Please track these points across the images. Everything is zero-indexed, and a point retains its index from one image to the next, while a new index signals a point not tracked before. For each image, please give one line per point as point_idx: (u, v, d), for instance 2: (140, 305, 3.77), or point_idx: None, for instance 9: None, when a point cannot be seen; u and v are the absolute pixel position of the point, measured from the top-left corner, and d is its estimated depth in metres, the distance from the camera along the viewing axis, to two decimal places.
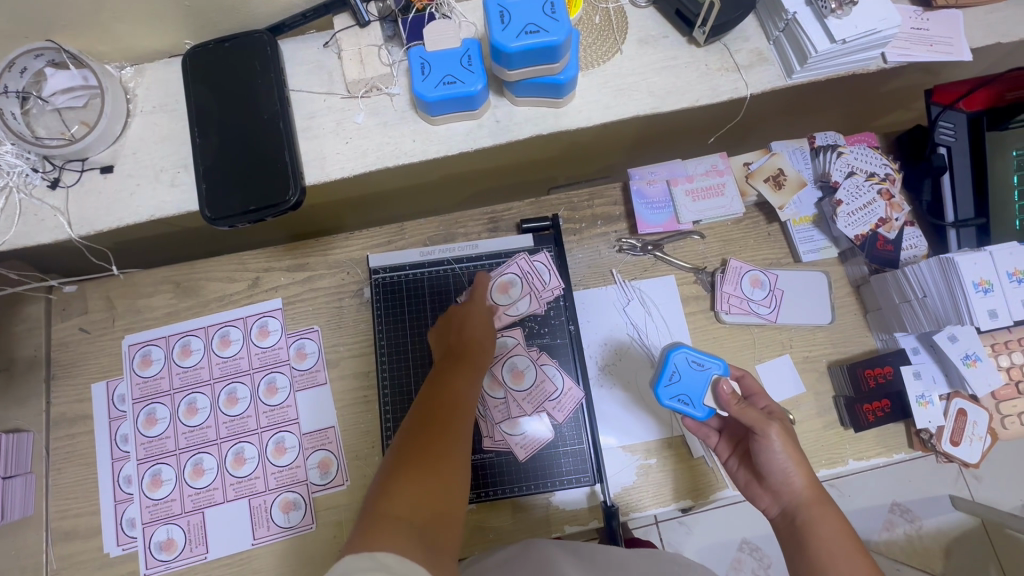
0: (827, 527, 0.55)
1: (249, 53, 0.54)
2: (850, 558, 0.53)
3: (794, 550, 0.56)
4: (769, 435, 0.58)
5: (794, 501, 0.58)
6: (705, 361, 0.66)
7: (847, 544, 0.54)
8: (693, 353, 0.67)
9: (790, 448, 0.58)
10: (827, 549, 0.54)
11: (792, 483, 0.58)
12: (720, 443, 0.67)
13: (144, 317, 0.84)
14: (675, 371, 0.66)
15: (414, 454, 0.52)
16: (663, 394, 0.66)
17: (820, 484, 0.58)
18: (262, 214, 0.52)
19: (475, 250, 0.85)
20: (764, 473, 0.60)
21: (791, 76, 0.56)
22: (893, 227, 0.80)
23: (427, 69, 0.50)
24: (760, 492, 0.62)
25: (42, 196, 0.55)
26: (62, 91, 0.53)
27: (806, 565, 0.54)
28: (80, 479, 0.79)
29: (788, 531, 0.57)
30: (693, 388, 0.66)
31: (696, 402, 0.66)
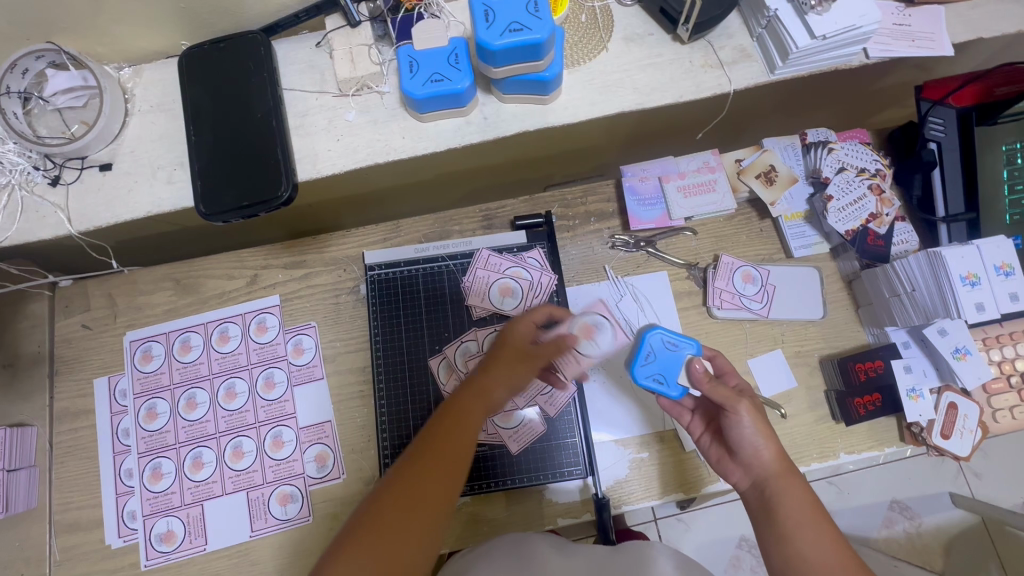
0: (793, 497, 0.59)
1: (243, 53, 0.55)
2: (815, 525, 0.57)
3: (762, 518, 0.60)
4: (739, 412, 0.61)
5: (763, 473, 0.61)
6: (678, 341, 0.70)
7: (811, 511, 0.58)
8: (668, 334, 0.70)
9: (758, 424, 0.61)
10: (794, 516, 0.58)
11: (761, 456, 0.61)
12: (694, 420, 0.71)
13: (145, 314, 0.85)
14: (650, 352, 0.69)
15: (377, 520, 0.52)
16: (639, 374, 0.69)
17: (787, 456, 0.62)
18: (255, 210, 0.53)
19: (469, 247, 0.86)
20: (734, 448, 0.64)
21: (773, 71, 0.57)
22: (883, 222, 0.81)
23: (415, 67, 0.52)
24: (732, 466, 0.65)
25: (42, 193, 0.56)
26: (64, 91, 0.55)
27: (775, 532, 0.58)
28: (83, 472, 0.81)
29: (757, 501, 0.61)
30: (667, 368, 0.69)
31: (670, 381, 0.69)
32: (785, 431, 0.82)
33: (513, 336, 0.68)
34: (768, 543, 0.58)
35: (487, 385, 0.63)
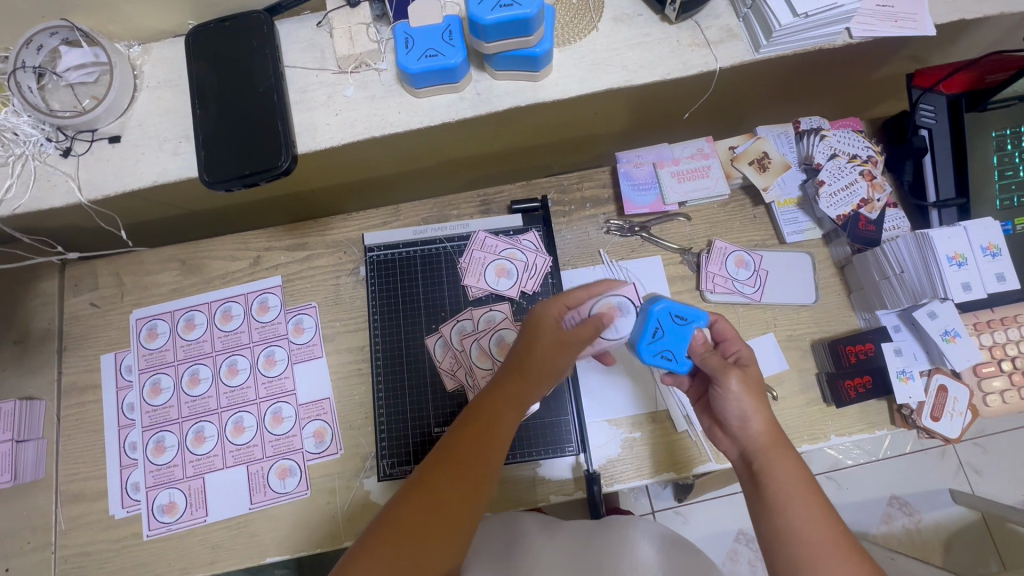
0: (781, 469, 0.58)
1: (247, 31, 0.57)
2: (804, 498, 0.56)
3: (750, 488, 0.60)
4: (726, 383, 0.62)
5: (752, 445, 0.61)
6: (685, 315, 0.71)
7: (800, 485, 0.57)
8: (674, 308, 0.71)
9: (747, 395, 0.62)
10: (781, 489, 0.57)
11: (749, 428, 0.61)
12: (691, 387, 0.73)
13: (151, 293, 0.88)
14: (658, 328, 0.71)
15: (400, 529, 0.53)
16: (644, 350, 0.71)
17: (778, 428, 0.61)
18: (256, 178, 0.55)
19: (466, 230, 0.88)
20: (724, 420, 0.64)
21: (758, 49, 0.59)
22: (874, 208, 0.82)
23: (410, 43, 0.54)
24: (721, 435, 0.66)
25: (54, 163, 0.59)
26: (75, 68, 0.58)
27: (762, 504, 0.57)
28: (89, 444, 0.83)
29: (745, 472, 0.61)
30: (674, 343, 0.71)
31: (677, 356, 0.71)
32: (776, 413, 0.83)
33: (545, 331, 0.67)
34: (755, 515, 0.58)
35: (517, 390, 0.64)
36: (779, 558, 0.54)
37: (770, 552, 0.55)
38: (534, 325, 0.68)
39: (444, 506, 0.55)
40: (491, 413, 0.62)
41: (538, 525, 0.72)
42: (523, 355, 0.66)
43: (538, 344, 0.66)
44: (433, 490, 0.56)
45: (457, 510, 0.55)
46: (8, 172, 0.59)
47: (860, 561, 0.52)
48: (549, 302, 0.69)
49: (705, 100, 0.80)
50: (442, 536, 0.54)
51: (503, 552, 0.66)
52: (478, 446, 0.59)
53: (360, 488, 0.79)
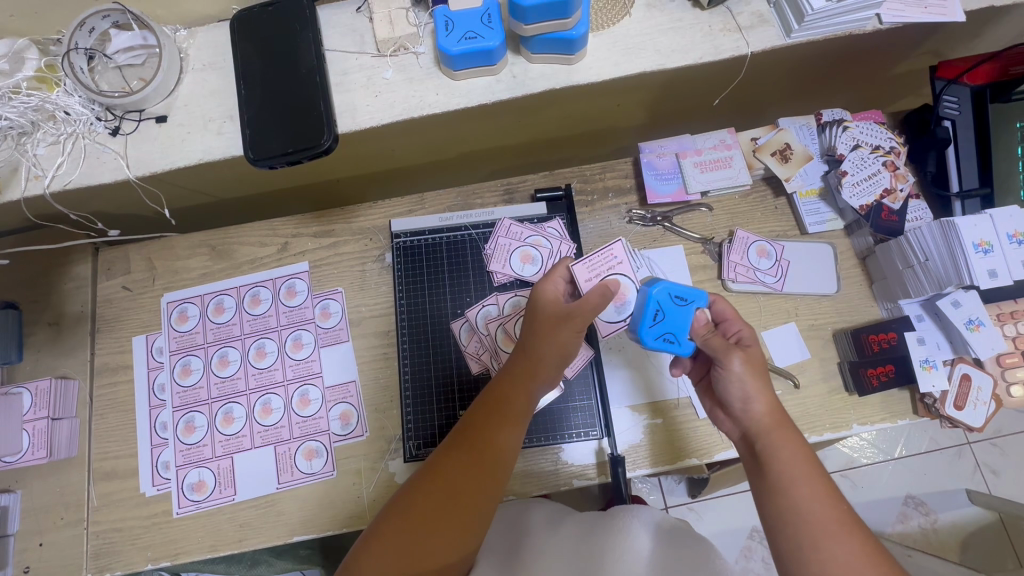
0: (785, 449, 0.58)
1: (290, 15, 0.59)
2: (806, 477, 0.56)
3: (754, 470, 0.59)
4: (728, 363, 0.64)
5: (755, 425, 0.61)
6: (684, 297, 0.72)
7: (803, 465, 0.57)
8: (672, 288, 0.72)
9: (748, 375, 0.63)
10: (785, 468, 0.57)
11: (752, 409, 0.62)
12: (693, 370, 0.74)
13: (182, 277, 0.90)
14: (657, 310, 0.72)
15: (413, 505, 0.57)
16: (646, 334, 0.72)
17: (781, 410, 0.61)
18: (299, 155, 0.57)
19: (491, 217, 0.89)
20: (727, 402, 0.65)
21: (788, 35, 0.60)
22: (897, 198, 0.82)
23: (450, 26, 0.55)
24: (724, 419, 0.66)
25: (104, 142, 0.61)
26: (124, 50, 0.60)
27: (764, 484, 0.57)
28: (121, 424, 0.85)
29: (749, 454, 0.61)
30: (674, 325, 0.72)
31: (680, 339, 0.71)
32: (797, 402, 0.83)
33: (542, 310, 0.71)
34: (759, 496, 0.57)
35: (524, 373, 0.67)
36: (782, 537, 0.54)
37: (772, 531, 0.55)
38: (536, 307, 0.71)
39: (454, 483, 0.59)
40: (501, 393, 0.66)
41: (544, 521, 0.69)
42: (528, 337, 0.70)
43: (539, 324, 0.69)
44: (441, 470, 0.60)
45: (470, 488, 0.59)
46: (60, 150, 0.61)
47: (865, 540, 0.51)
48: (545, 281, 0.73)
49: (728, 91, 0.80)
50: (454, 510, 0.57)
51: (508, 553, 0.63)
52: (489, 425, 0.63)
53: (384, 470, 0.80)
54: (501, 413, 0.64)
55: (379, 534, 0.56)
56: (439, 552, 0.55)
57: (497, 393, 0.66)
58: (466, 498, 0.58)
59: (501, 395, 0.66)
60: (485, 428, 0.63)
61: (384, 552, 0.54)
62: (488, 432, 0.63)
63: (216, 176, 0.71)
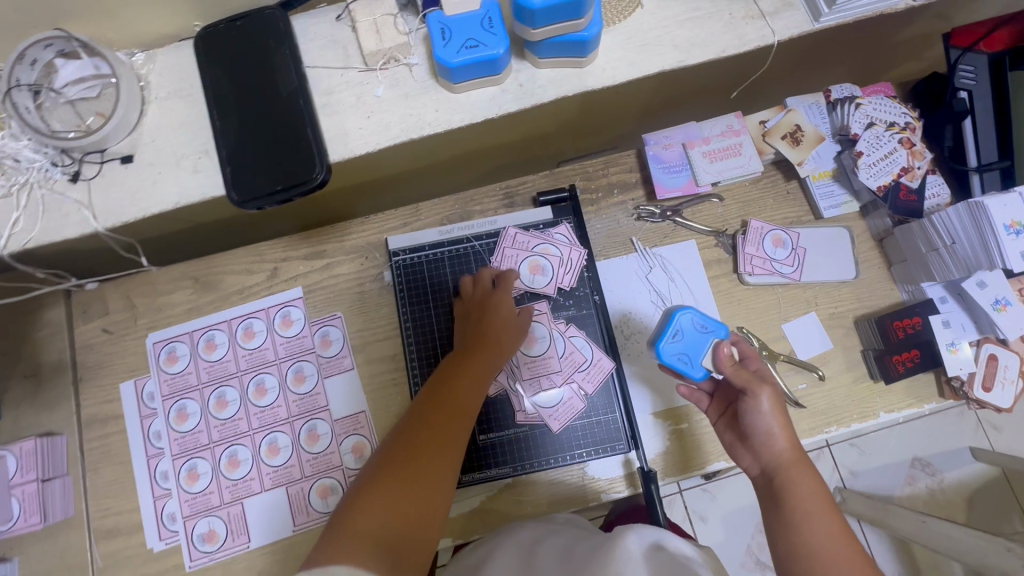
0: (803, 487, 0.56)
1: (262, 31, 0.53)
2: (824, 516, 0.55)
3: (769, 505, 0.58)
4: (758, 397, 0.60)
5: (774, 462, 0.59)
6: (708, 325, 0.69)
7: (821, 502, 0.55)
8: (699, 316, 0.69)
9: (776, 413, 0.60)
10: (804, 505, 0.55)
11: (774, 446, 0.59)
12: (710, 405, 0.69)
13: (166, 314, 0.83)
14: (678, 331, 0.69)
15: (389, 470, 0.55)
16: (663, 351, 0.69)
17: (803, 448, 0.59)
18: (289, 192, 0.52)
19: (494, 227, 0.84)
20: (747, 434, 0.62)
21: (818, 19, 0.55)
22: (915, 176, 0.79)
23: (447, 34, 0.49)
24: (743, 451, 0.63)
25: (63, 190, 0.55)
26: (74, 82, 0.53)
27: (781, 522, 0.56)
28: (117, 478, 0.80)
29: (764, 490, 0.59)
30: (693, 348, 0.69)
31: (694, 363, 0.68)
32: (824, 393, 0.81)
33: (502, 295, 0.76)
34: (774, 530, 0.56)
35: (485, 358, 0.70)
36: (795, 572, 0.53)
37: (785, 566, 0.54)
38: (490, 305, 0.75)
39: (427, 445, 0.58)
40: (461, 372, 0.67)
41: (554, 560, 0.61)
42: (487, 327, 0.73)
43: (497, 306, 0.75)
44: (424, 427, 0.60)
45: (441, 449, 0.58)
46: (13, 204, 0.55)
47: None
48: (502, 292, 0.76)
49: (748, 81, 0.80)
50: (436, 456, 0.57)
51: None
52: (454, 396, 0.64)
53: None
54: (467, 374, 0.67)
55: (364, 498, 0.53)
56: (433, 499, 0.55)
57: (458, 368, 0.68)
58: (442, 453, 0.58)
59: (470, 363, 0.68)
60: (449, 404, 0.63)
61: (374, 514, 0.52)
62: (449, 389, 0.65)
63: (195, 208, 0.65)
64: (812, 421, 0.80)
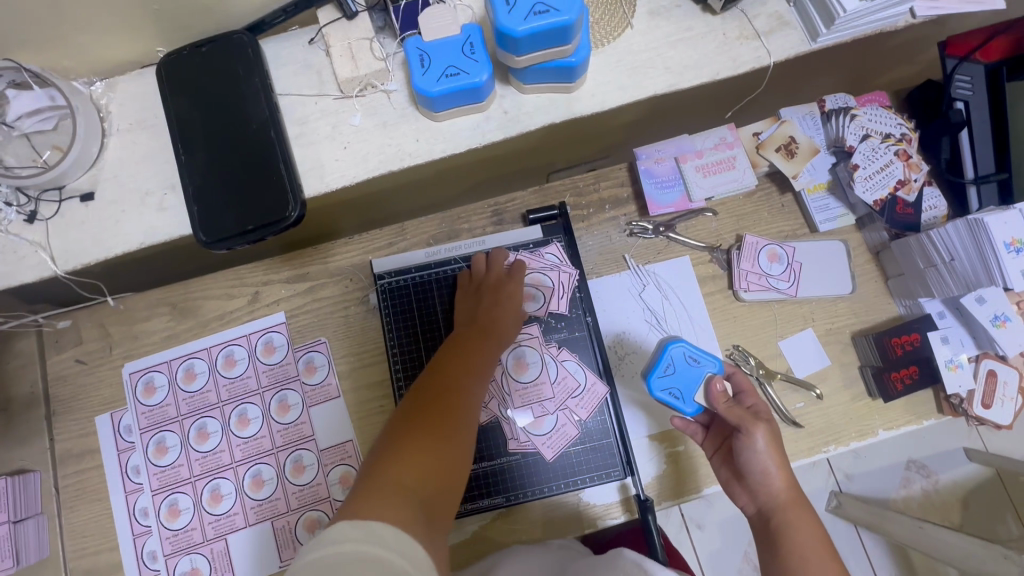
0: (800, 527, 0.58)
1: (229, 58, 0.51)
2: (822, 558, 0.55)
3: (767, 546, 0.58)
4: (753, 434, 0.62)
5: (771, 501, 0.60)
6: (699, 359, 0.75)
7: (817, 544, 0.56)
8: (690, 350, 0.76)
9: (771, 451, 0.62)
10: (801, 548, 0.56)
11: (770, 484, 0.61)
12: (706, 441, 0.70)
13: (142, 343, 0.80)
14: (670, 363, 0.75)
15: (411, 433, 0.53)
16: (655, 385, 0.75)
17: (797, 488, 0.61)
18: (263, 232, 0.50)
19: (482, 247, 0.82)
20: (744, 471, 0.63)
21: (816, 39, 0.55)
22: (912, 189, 0.77)
23: (426, 61, 0.48)
24: (739, 490, 0.64)
25: (19, 231, 0.53)
26: (29, 114, 0.50)
27: (777, 562, 0.56)
28: (94, 515, 0.77)
29: (762, 531, 0.60)
30: (685, 382, 0.74)
31: (686, 397, 0.74)
32: (822, 412, 0.80)
33: (514, 284, 0.76)
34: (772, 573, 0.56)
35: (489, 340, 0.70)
36: None
37: None
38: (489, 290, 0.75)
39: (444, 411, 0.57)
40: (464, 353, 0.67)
41: None
42: (490, 313, 0.73)
43: (510, 296, 0.75)
44: (435, 398, 0.58)
45: (458, 415, 0.57)
46: None
47: None
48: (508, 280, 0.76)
49: (745, 102, 0.76)
50: (458, 426, 0.56)
51: None
52: (462, 372, 0.63)
53: None
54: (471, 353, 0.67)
55: (387, 459, 0.50)
56: (457, 462, 0.53)
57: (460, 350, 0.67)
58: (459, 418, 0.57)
59: (472, 345, 0.68)
60: (457, 379, 0.62)
61: (403, 474, 0.49)
62: (463, 370, 0.64)
63: (176, 252, 0.63)
64: (809, 441, 0.79)
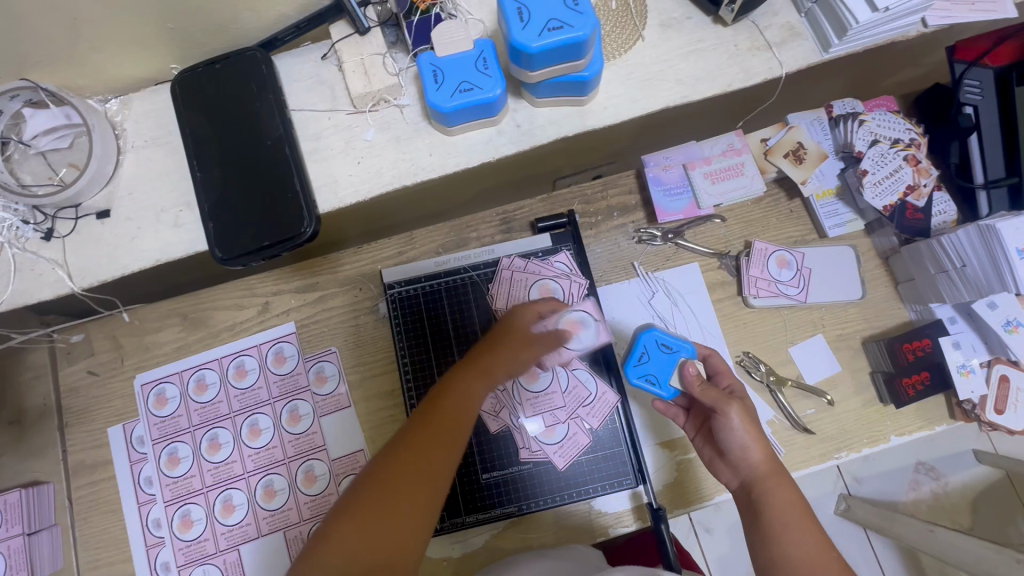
0: (779, 497, 0.56)
1: (243, 73, 0.52)
2: (800, 527, 0.54)
3: (748, 519, 0.57)
4: (727, 412, 0.61)
5: (750, 474, 0.59)
6: (672, 345, 0.73)
7: (797, 513, 0.55)
8: (661, 337, 0.73)
9: (746, 426, 0.60)
10: (779, 516, 0.55)
11: (749, 457, 0.60)
12: (687, 421, 0.70)
13: (154, 353, 0.80)
14: (644, 352, 0.73)
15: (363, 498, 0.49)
16: (632, 373, 0.74)
17: (777, 459, 0.60)
18: (278, 249, 0.51)
19: (491, 256, 0.82)
20: (724, 449, 0.62)
21: (828, 50, 0.55)
22: (922, 194, 0.77)
23: (439, 77, 0.49)
24: (722, 467, 0.63)
25: (36, 249, 0.53)
26: (45, 133, 0.52)
27: (758, 534, 0.55)
28: (108, 526, 0.77)
29: (742, 504, 0.59)
30: (661, 369, 0.73)
31: (663, 383, 0.72)
32: (833, 418, 0.80)
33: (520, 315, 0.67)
34: (752, 545, 0.55)
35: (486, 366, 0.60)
36: None
37: None
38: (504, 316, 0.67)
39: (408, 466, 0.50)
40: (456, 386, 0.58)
41: None
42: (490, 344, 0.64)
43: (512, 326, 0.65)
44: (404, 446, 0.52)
45: (422, 473, 0.50)
46: None
47: None
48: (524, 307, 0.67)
49: (757, 112, 0.77)
50: (417, 487, 0.49)
51: None
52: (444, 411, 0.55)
53: None
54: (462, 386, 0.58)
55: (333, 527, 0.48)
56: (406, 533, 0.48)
57: (454, 382, 0.59)
58: (421, 477, 0.50)
59: (468, 375, 0.59)
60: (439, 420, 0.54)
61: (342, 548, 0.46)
62: (444, 412, 0.55)
63: (192, 266, 0.64)
64: (820, 447, 0.79)
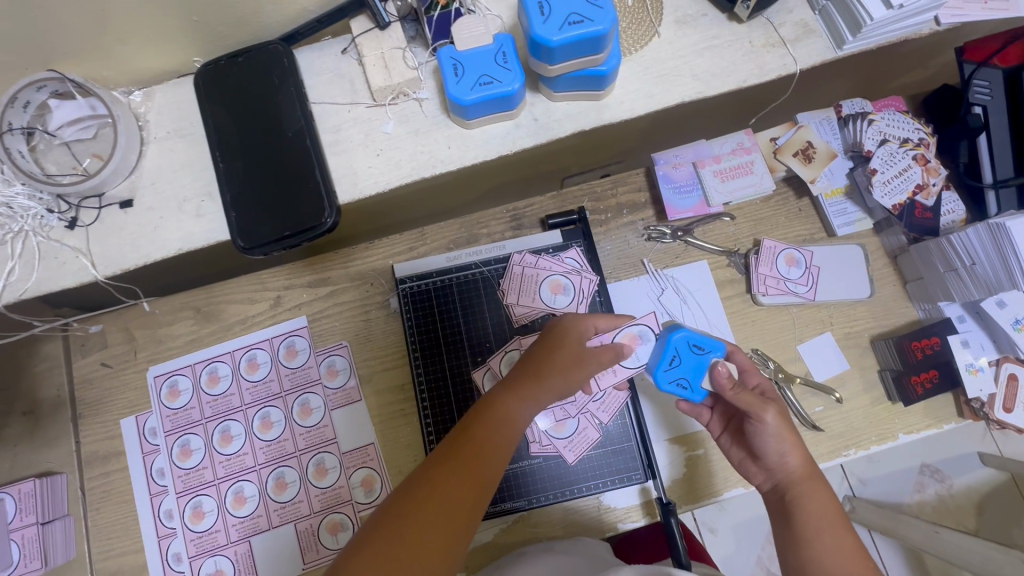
0: (814, 502, 0.57)
1: (266, 66, 0.53)
2: (835, 530, 0.55)
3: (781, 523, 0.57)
4: (764, 417, 0.60)
5: (786, 477, 0.59)
6: (705, 346, 0.68)
7: (832, 518, 0.55)
8: (693, 337, 0.69)
9: (783, 429, 0.59)
10: (814, 522, 0.55)
11: (785, 462, 0.59)
12: (713, 419, 0.70)
13: (166, 346, 0.81)
14: (675, 355, 0.69)
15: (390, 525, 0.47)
16: (662, 378, 0.69)
17: (813, 464, 0.60)
18: (297, 240, 0.51)
19: (502, 251, 0.83)
20: (757, 452, 0.62)
21: (842, 46, 0.56)
22: (931, 194, 0.77)
23: (459, 70, 0.49)
24: (754, 469, 0.64)
25: (60, 237, 0.54)
26: (70, 124, 0.53)
27: (792, 536, 0.56)
28: (119, 517, 0.78)
29: (776, 507, 0.59)
30: (690, 370, 0.69)
31: (695, 387, 0.69)
32: (841, 415, 0.80)
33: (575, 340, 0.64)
34: (785, 548, 0.56)
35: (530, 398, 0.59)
36: None
37: None
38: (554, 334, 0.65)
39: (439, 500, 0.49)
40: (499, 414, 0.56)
41: None
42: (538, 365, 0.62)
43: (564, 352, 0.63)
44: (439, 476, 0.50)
45: (454, 511, 0.49)
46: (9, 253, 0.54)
47: None
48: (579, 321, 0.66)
49: (769, 109, 0.78)
50: (447, 523, 0.48)
51: None
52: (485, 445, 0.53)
53: None
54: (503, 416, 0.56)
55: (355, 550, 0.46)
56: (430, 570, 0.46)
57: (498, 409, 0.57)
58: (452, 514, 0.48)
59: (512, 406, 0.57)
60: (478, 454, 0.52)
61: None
62: (483, 444, 0.54)
63: (209, 257, 0.64)
64: (829, 444, 0.79)
